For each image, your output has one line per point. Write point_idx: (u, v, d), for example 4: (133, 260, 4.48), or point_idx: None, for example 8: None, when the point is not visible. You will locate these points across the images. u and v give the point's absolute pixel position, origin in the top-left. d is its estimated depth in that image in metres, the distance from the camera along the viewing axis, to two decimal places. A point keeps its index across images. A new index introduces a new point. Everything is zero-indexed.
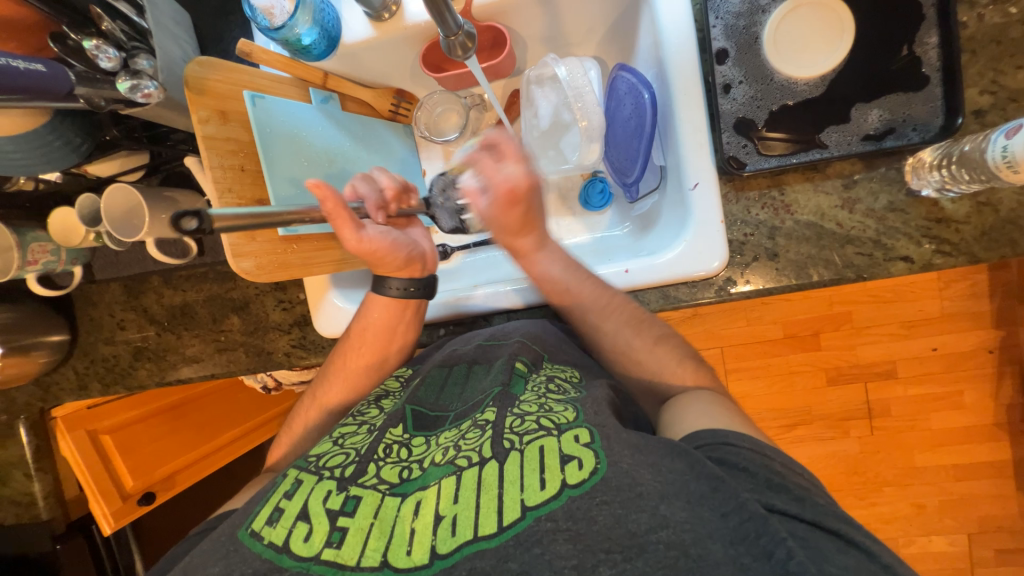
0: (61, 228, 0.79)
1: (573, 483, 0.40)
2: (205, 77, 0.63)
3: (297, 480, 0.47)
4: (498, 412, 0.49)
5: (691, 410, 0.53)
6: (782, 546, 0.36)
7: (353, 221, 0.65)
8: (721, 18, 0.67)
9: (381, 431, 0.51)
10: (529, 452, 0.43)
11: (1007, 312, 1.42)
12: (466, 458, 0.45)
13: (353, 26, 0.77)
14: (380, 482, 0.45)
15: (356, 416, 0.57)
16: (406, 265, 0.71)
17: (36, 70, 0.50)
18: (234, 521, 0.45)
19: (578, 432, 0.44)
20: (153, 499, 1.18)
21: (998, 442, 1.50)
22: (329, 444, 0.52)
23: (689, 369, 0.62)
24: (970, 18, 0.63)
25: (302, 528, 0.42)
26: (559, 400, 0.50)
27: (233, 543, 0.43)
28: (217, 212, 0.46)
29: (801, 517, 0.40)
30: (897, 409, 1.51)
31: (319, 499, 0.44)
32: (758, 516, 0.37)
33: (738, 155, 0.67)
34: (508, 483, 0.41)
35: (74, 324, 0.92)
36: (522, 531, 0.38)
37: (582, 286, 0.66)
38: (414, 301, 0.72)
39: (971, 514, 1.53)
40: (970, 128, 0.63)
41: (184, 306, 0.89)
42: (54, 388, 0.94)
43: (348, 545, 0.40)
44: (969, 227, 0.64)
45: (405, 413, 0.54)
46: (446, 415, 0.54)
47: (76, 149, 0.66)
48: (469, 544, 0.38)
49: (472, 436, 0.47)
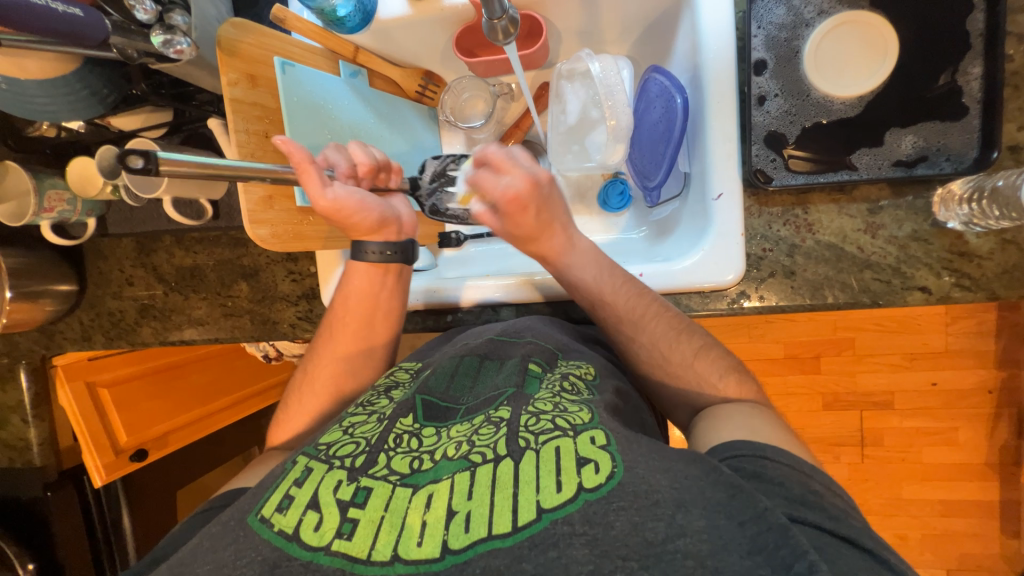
0: (78, 179, 0.78)
1: (590, 487, 0.40)
2: (238, 39, 0.62)
3: (307, 467, 0.47)
4: (513, 410, 0.49)
5: (722, 422, 0.53)
6: (803, 560, 0.35)
7: (321, 176, 0.62)
8: (763, 28, 0.66)
9: (392, 420, 0.51)
10: (546, 452, 0.43)
11: (1012, 354, 1.41)
12: (480, 455, 0.44)
13: (390, 3, 0.77)
14: (390, 472, 0.45)
15: (364, 406, 0.56)
16: (378, 227, 0.68)
17: (74, 15, 0.49)
18: (244, 507, 0.45)
19: (594, 434, 0.45)
20: (145, 458, 1.18)
21: (988, 481, 1.49)
22: (338, 432, 0.51)
23: (731, 382, 0.60)
24: (1017, 52, 0.62)
25: (312, 517, 0.42)
26: (574, 400, 0.50)
27: (241, 529, 0.43)
28: (165, 156, 0.45)
29: (831, 531, 0.40)
30: (890, 440, 1.51)
31: (329, 489, 0.44)
32: (777, 527, 0.37)
33: (766, 168, 0.67)
34: (523, 483, 0.41)
35: (82, 275, 0.92)
36: (539, 533, 0.38)
37: (616, 294, 0.65)
38: (394, 266, 0.70)
39: (951, 549, 1.54)
40: (1005, 163, 0.62)
41: (194, 269, 0.89)
42: (58, 336, 0.95)
43: (359, 537, 0.40)
44: (991, 263, 0.63)
45: (415, 402, 0.54)
46: (457, 407, 0.53)
47: (103, 100, 0.66)
48: (483, 542, 0.38)
49: (486, 432, 0.47)
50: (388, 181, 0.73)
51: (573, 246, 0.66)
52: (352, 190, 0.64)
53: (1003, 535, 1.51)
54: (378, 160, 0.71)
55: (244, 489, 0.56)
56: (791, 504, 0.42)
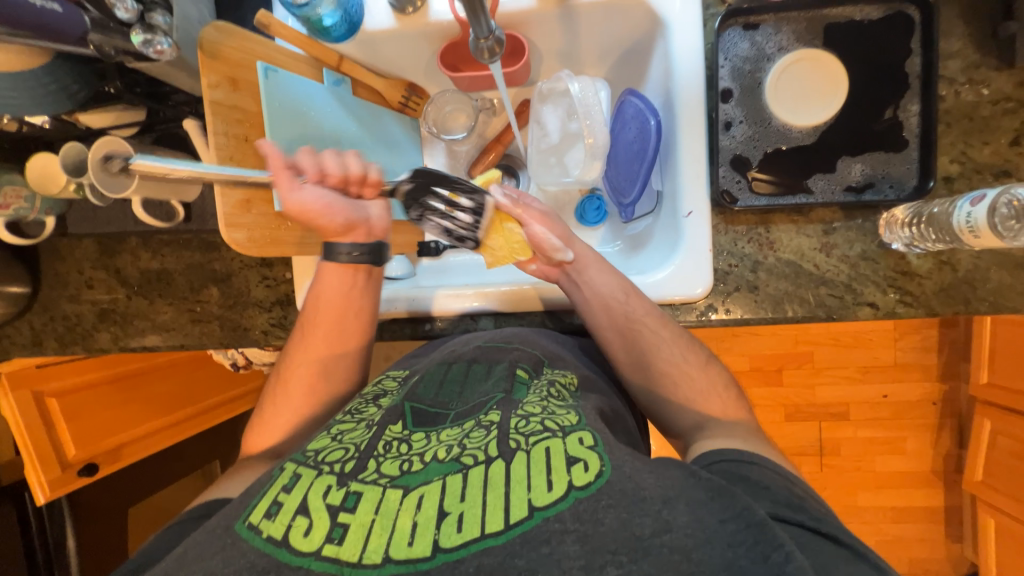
0: (38, 176, 0.75)
1: (580, 485, 0.41)
2: (220, 42, 0.61)
3: (295, 474, 0.46)
4: (503, 414, 0.50)
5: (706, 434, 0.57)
6: (781, 550, 0.38)
7: (291, 179, 0.64)
8: (729, 60, 0.71)
9: (381, 427, 0.50)
10: (536, 453, 0.44)
11: (951, 367, 1.53)
12: (472, 457, 0.45)
13: (376, 15, 0.78)
14: (380, 476, 0.44)
15: (353, 414, 0.56)
16: (346, 229, 0.68)
17: (52, 10, 0.49)
18: (232, 512, 0.44)
19: (581, 436, 0.46)
20: (96, 472, 1.11)
21: (932, 488, 1.60)
22: (326, 439, 0.51)
23: (691, 385, 0.62)
24: (948, 93, 0.69)
25: (302, 522, 0.42)
26: (561, 405, 0.52)
27: (228, 535, 0.42)
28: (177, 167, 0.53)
29: (812, 528, 0.43)
30: (847, 449, 1.59)
31: (319, 494, 0.43)
32: (756, 525, 0.40)
33: (732, 189, 0.71)
34: (515, 482, 0.42)
35: (36, 276, 0.87)
36: (530, 530, 0.39)
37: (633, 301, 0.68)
38: (365, 266, 0.70)
39: (903, 555, 1.62)
40: (940, 192, 0.69)
41: (161, 272, 0.86)
42: (5, 341, 0.89)
43: (350, 542, 0.40)
44: (930, 282, 0.69)
45: (404, 409, 0.53)
46: (447, 413, 0.54)
47: (72, 96, 0.64)
48: (475, 542, 0.39)
49: (477, 435, 0.47)
50: (363, 189, 0.70)
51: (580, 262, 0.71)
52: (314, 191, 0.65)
53: (948, 538, 1.62)
54: (351, 171, 0.68)
55: (226, 499, 0.54)
56: (775, 504, 0.45)
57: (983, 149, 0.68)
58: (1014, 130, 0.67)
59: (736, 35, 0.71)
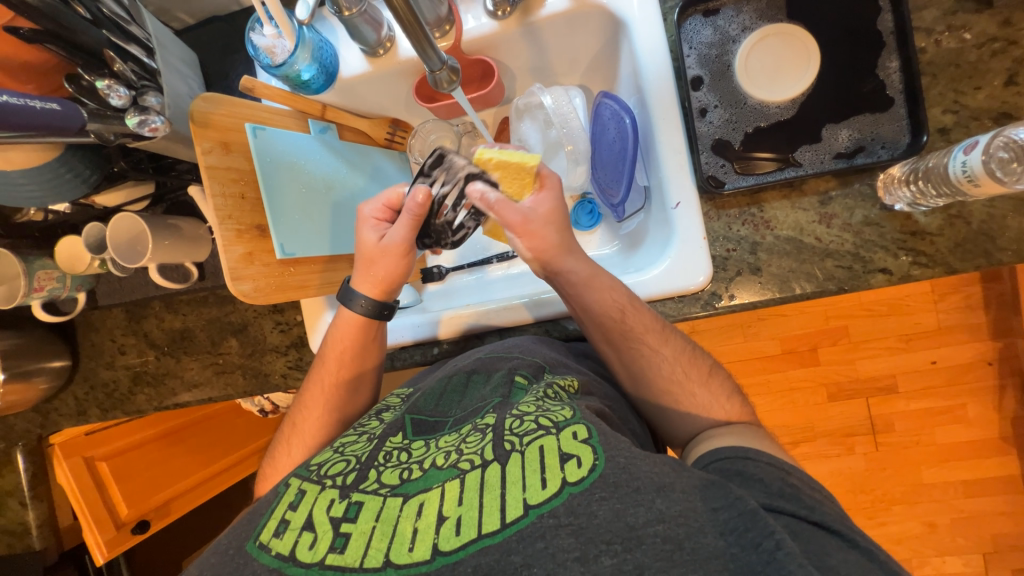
0: (67, 256, 0.83)
1: (573, 481, 0.41)
2: (209, 111, 0.66)
3: (300, 490, 0.48)
4: (498, 417, 0.51)
5: (712, 432, 0.57)
6: (771, 537, 0.39)
7: (379, 227, 0.71)
8: (694, 48, 0.71)
9: (381, 439, 0.53)
10: (530, 453, 0.44)
11: (1002, 323, 1.43)
12: (469, 462, 0.46)
13: (350, 62, 0.82)
14: (381, 486, 0.47)
15: (357, 428, 0.59)
16: (379, 283, 0.71)
17: (51, 109, 0.54)
18: (242, 533, 0.46)
19: (576, 429, 0.46)
20: (147, 529, 1.17)
21: (1004, 456, 1.47)
22: (330, 452, 0.54)
23: (694, 377, 0.62)
24: (928, 44, 0.66)
25: (308, 536, 0.44)
26: (557, 402, 0.52)
27: (240, 556, 0.44)
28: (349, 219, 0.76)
29: (805, 517, 0.43)
30: (900, 424, 1.50)
31: (323, 508, 0.46)
32: (748, 512, 0.40)
33: (717, 174, 0.71)
34: (510, 484, 0.42)
35: (75, 349, 0.94)
36: (526, 527, 0.40)
37: (639, 314, 0.65)
38: (377, 318, 0.72)
39: (984, 531, 1.49)
40: (936, 145, 0.66)
41: (184, 331, 0.91)
42: (53, 414, 0.95)
43: (351, 549, 0.42)
44: (943, 239, 0.66)
45: (405, 421, 0.56)
46: (445, 420, 0.56)
47: (86, 181, 0.69)
48: (473, 543, 0.40)
49: (473, 440, 0.49)
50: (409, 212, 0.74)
51: (575, 262, 0.66)
52: (404, 228, 0.69)
53: None
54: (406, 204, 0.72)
55: None
56: (768, 495, 0.45)
57: (976, 95, 0.65)
58: (1007, 69, 0.64)
59: (697, 23, 0.71)
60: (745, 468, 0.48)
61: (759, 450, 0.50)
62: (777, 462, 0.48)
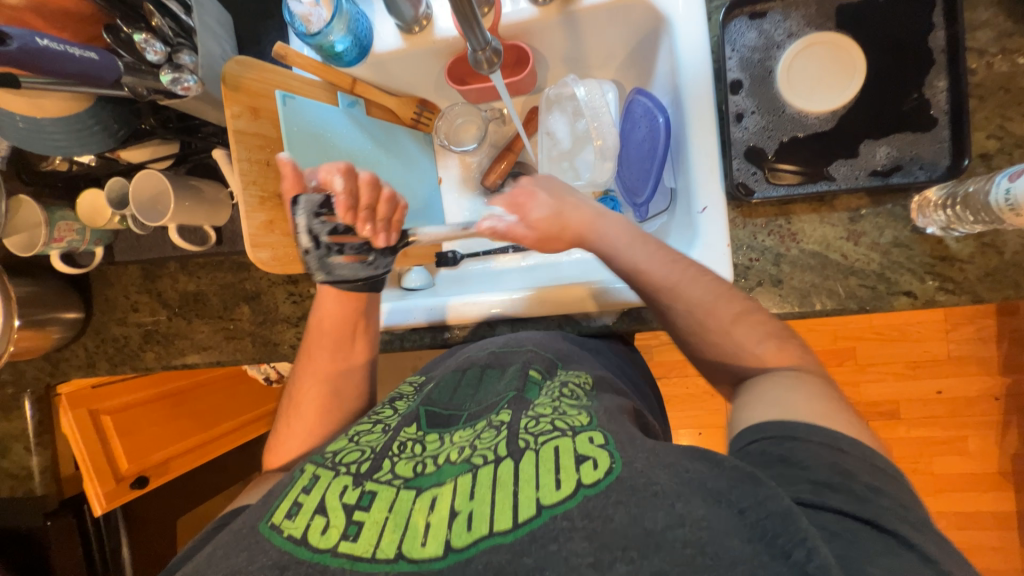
0: (89, 209, 0.84)
1: (589, 483, 0.42)
2: (241, 75, 0.65)
3: (314, 476, 0.50)
4: (513, 415, 0.52)
5: (748, 399, 0.53)
6: (803, 546, 0.36)
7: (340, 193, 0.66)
8: (737, 51, 0.70)
9: (396, 430, 0.55)
10: (545, 452, 0.45)
11: (1014, 359, 1.40)
12: (482, 457, 0.47)
13: (384, 38, 0.81)
14: (394, 477, 0.48)
15: (370, 416, 0.60)
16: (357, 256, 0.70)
17: (89, 58, 0.55)
18: (256, 514, 0.48)
19: (592, 434, 0.47)
20: (146, 484, 1.18)
21: (1002, 492, 1.46)
22: (344, 441, 0.55)
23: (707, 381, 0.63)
24: (978, 66, 0.65)
25: (320, 521, 0.45)
26: (574, 405, 0.53)
27: (254, 536, 0.45)
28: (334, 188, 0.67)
29: (825, 508, 0.41)
30: (899, 450, 1.49)
31: (336, 494, 0.47)
32: (778, 513, 0.38)
33: (747, 182, 0.69)
34: (523, 481, 0.43)
35: (89, 302, 0.95)
36: (538, 528, 0.41)
37: (651, 264, 0.61)
38: (361, 292, 0.72)
39: (974, 563, 1.49)
40: (976, 170, 0.65)
41: (197, 294, 0.92)
42: (63, 363, 0.96)
43: (364, 537, 0.43)
44: (972, 266, 0.65)
45: (420, 413, 0.58)
46: (459, 415, 0.57)
47: (113, 135, 0.69)
48: (485, 538, 0.41)
49: (488, 436, 0.50)
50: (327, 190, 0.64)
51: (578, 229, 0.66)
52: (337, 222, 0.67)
53: (1022, 546, 1.46)
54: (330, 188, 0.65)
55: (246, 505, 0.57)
56: (814, 488, 0.42)
57: (1022, 122, 0.64)
58: None
59: (742, 25, 0.70)
60: (791, 453, 0.45)
61: (811, 426, 0.46)
62: (838, 437, 0.45)
